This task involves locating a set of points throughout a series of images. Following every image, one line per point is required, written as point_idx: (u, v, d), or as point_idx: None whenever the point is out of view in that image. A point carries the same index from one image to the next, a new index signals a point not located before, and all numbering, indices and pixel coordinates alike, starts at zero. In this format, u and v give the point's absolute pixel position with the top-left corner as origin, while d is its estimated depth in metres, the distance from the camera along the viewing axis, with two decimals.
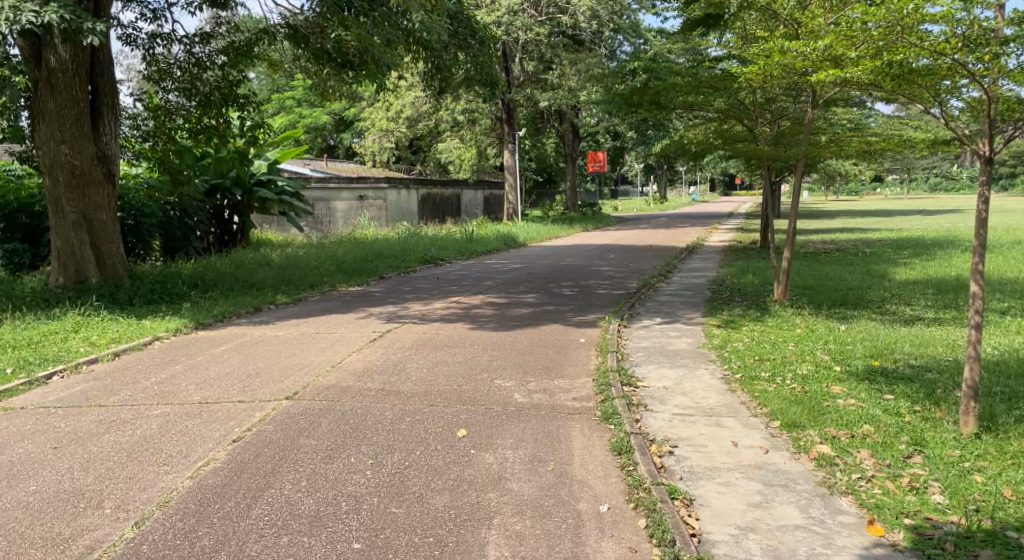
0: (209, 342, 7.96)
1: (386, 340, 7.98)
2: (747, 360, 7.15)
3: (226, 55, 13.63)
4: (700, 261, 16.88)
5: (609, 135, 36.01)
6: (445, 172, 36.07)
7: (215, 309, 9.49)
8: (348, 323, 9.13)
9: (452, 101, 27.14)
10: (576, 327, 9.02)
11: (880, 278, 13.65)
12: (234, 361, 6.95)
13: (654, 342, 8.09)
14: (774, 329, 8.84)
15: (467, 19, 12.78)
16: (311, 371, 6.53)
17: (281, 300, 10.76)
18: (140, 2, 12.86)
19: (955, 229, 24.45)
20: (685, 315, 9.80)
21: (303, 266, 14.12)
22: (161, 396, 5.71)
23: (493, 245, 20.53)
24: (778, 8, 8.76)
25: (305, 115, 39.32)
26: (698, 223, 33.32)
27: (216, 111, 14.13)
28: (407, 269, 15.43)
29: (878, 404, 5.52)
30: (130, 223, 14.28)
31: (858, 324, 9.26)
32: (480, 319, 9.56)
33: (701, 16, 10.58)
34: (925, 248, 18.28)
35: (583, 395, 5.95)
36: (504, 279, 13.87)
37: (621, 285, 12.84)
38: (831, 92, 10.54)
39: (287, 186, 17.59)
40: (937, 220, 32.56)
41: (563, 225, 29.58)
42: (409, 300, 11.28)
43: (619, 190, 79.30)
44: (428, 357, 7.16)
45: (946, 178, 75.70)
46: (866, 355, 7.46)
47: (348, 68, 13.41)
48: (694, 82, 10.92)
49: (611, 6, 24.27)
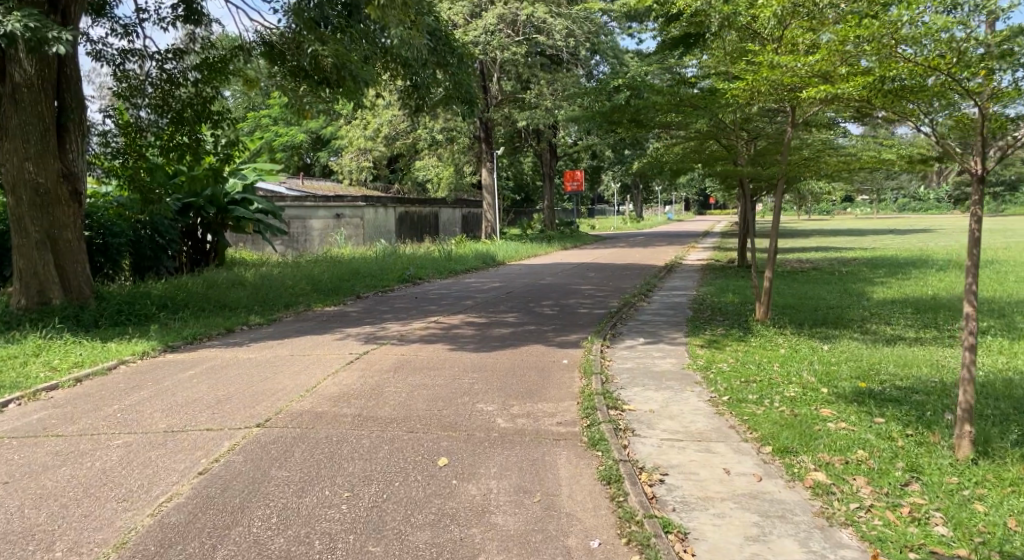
0: (178, 365, 7.68)
1: (363, 362, 7.74)
2: (733, 382, 7.00)
3: (200, 72, 13.39)
4: (680, 280, 16.83)
5: (586, 154, 36.11)
6: (423, 190, 35.92)
7: (184, 331, 9.21)
8: (324, 344, 8.88)
9: (431, 120, 27.08)
10: (557, 348, 8.85)
11: (859, 297, 13.64)
12: (204, 386, 6.68)
13: (638, 363, 7.94)
14: (758, 349, 8.72)
15: (446, 36, 12.66)
16: (284, 396, 6.28)
17: (254, 321, 10.48)
18: (111, 18, 12.63)
19: (929, 248, 24.70)
20: (668, 335, 9.66)
21: (278, 285, 13.83)
22: (123, 426, 5.43)
23: (471, 264, 20.35)
24: (760, 26, 8.71)
25: (281, 133, 39.07)
26: (675, 242, 33.40)
27: (189, 129, 13.87)
28: (385, 288, 15.20)
29: (869, 427, 5.38)
30: (98, 243, 13.90)
31: (841, 343, 9.17)
32: (459, 339, 9.36)
33: (679, 39, 10.40)
34: (901, 267, 18.38)
35: (568, 420, 5.76)
36: (483, 298, 13.68)
37: (602, 304, 12.71)
38: (812, 112, 10.45)
39: (263, 206, 17.25)
40: (910, 238, 32.89)
41: (541, 243, 29.50)
42: (387, 320, 11.05)
43: (596, 210, 79.71)
44: (406, 380, 6.94)
45: (916, 199, 76.94)
46: (852, 376, 7.35)
47: (326, 85, 13.17)
48: (674, 101, 10.85)
49: (587, 26, 24.24)
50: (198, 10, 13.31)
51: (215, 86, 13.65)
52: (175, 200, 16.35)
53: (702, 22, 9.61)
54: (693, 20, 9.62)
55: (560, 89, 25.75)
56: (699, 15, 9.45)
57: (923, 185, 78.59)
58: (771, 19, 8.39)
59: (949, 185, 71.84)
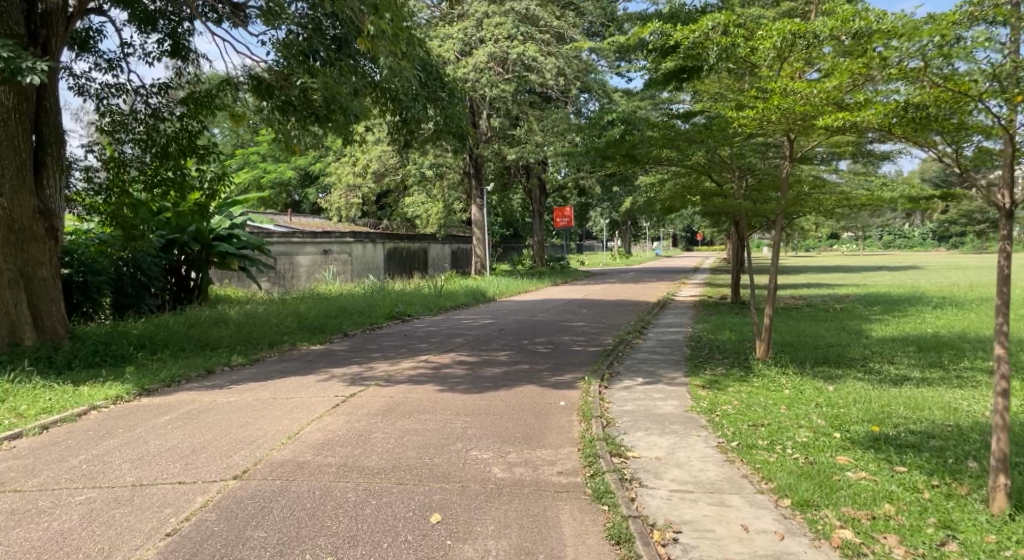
0: (153, 410, 7.26)
1: (351, 405, 7.36)
2: (740, 425, 6.66)
3: (185, 106, 13.16)
4: (675, 316, 16.53)
5: (575, 191, 36.07)
6: (412, 227, 35.67)
7: (162, 373, 8.80)
8: (309, 386, 8.47)
9: (420, 156, 26.96)
10: (553, 389, 8.48)
11: (858, 335, 13.35)
12: (178, 433, 6.28)
13: (638, 405, 7.58)
14: (762, 390, 8.39)
15: (436, 71, 12.50)
16: (265, 443, 5.89)
17: (236, 361, 10.07)
18: (95, 53, 12.41)
19: (922, 285, 24.54)
20: (667, 375, 9.32)
21: (263, 323, 13.44)
22: (88, 480, 5.03)
23: (462, 300, 20.02)
24: (758, 60, 8.45)
25: (270, 170, 38.86)
26: (666, 279, 33.22)
27: (174, 164, 13.60)
28: (373, 325, 14.82)
29: (891, 477, 5.05)
30: (78, 280, 13.49)
31: (846, 384, 8.86)
32: (451, 379, 8.98)
33: (673, 71, 10.19)
34: (896, 304, 18.17)
35: (569, 469, 5.40)
36: (475, 335, 13.32)
37: (597, 342, 12.38)
38: (812, 146, 10.23)
39: (249, 240, 16.92)
40: (899, 275, 32.85)
41: (532, 279, 29.21)
42: (375, 359, 10.66)
43: (584, 246, 79.82)
44: (396, 425, 6.56)
45: (901, 236, 77.49)
46: (863, 419, 7.02)
47: (316, 120, 12.91)
48: (669, 135, 10.65)
49: (576, 64, 24.34)
50: (186, 46, 13.18)
51: (201, 120, 13.42)
52: (158, 236, 15.98)
53: (700, 56, 9.04)
54: (689, 54, 9.06)
55: (550, 125, 25.68)
56: (698, 46, 8.79)
57: (908, 222, 79.26)
58: (770, 51, 8.16)
59: (934, 221, 72.43)
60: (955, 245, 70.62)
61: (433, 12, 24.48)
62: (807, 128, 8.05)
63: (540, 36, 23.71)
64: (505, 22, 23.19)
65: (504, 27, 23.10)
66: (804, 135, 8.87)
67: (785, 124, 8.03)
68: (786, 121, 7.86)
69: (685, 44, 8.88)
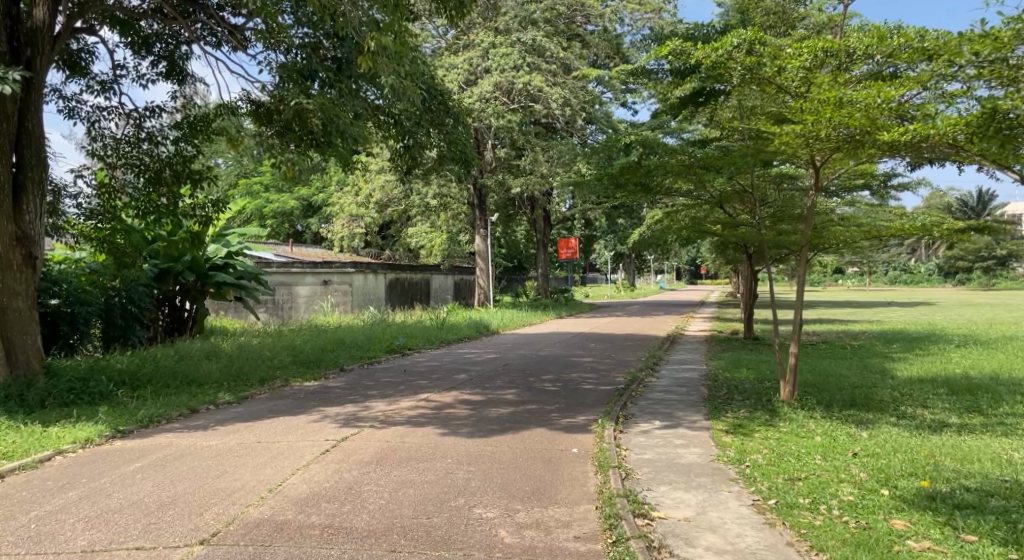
0: (124, 455, 6.61)
1: (342, 451, 6.70)
2: (774, 479, 5.97)
3: (179, 130, 12.65)
4: (686, 353, 15.84)
5: (581, 224, 35.57)
6: (415, 257, 35.09)
7: (140, 412, 8.16)
8: (299, 428, 7.80)
9: (424, 186, 26.53)
10: (564, 433, 7.79)
11: (882, 375, 12.66)
12: (148, 483, 5.64)
13: (659, 453, 6.88)
14: (791, 437, 7.71)
15: (440, 95, 12.02)
16: (241, 498, 5.24)
17: (222, 399, 9.40)
18: (88, 76, 11.90)
19: (939, 323, 23.84)
20: (686, 418, 8.63)
21: (255, 357, 12.75)
22: (33, 543, 4.41)
23: (464, 333, 19.36)
24: (786, 82, 7.87)
25: (273, 200, 38.41)
26: (674, 313, 32.58)
27: (169, 191, 13.03)
28: (371, 359, 14.15)
29: (961, 549, 4.39)
30: (66, 312, 12.88)
31: (881, 431, 8.17)
32: (453, 421, 8.30)
33: (694, 91, 9.69)
34: (916, 342, 17.51)
35: (587, 532, 4.74)
36: (479, 371, 12.64)
37: (608, 380, 11.69)
38: (839, 173, 9.65)
39: (246, 269, 16.28)
40: (911, 312, 32.23)
41: (536, 312, 28.56)
42: (372, 396, 9.98)
43: (588, 278, 79.15)
44: (390, 475, 5.88)
45: (907, 272, 76.91)
46: (910, 473, 6.33)
47: (316, 145, 12.34)
48: (685, 163, 10.04)
49: (582, 95, 23.96)
50: (182, 69, 12.66)
51: (197, 144, 12.90)
52: (152, 266, 15.34)
53: (720, 77, 8.49)
54: (711, 74, 8.40)
55: (556, 156, 25.31)
56: (719, 67, 8.15)
57: (914, 257, 78.75)
58: (799, 71, 7.64)
59: (940, 256, 71.83)
60: (961, 281, 70.11)
61: (441, 43, 24.47)
62: (857, 146, 7.42)
63: (546, 67, 23.34)
64: (511, 52, 22.76)
65: (510, 57, 22.63)
66: (837, 156, 8.29)
67: (826, 141, 7.46)
68: (835, 132, 7.27)
69: (705, 65, 8.24)
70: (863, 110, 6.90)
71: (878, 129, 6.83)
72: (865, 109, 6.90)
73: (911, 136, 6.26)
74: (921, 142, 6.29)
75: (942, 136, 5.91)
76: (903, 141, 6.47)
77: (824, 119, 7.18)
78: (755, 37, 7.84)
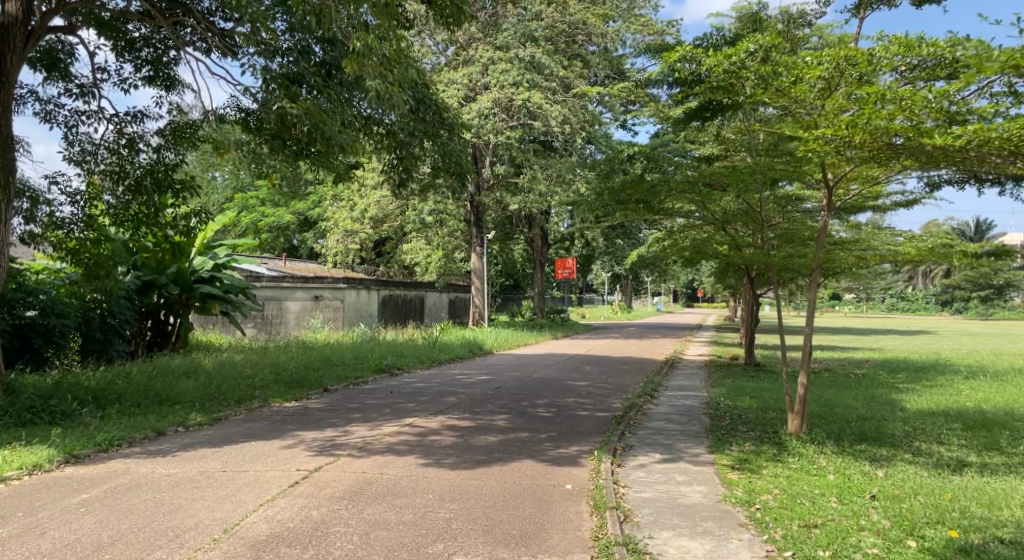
0: (72, 485, 6.07)
1: (313, 483, 6.10)
2: (788, 526, 5.40)
3: (163, 136, 12.12)
4: (686, 378, 15.26)
5: (579, 244, 35.09)
6: (410, 274, 34.52)
7: (99, 435, 7.61)
8: (270, 455, 7.24)
9: (420, 202, 26.07)
10: (556, 465, 7.23)
11: (890, 406, 12.14)
12: (90, 522, 5.11)
13: (659, 491, 6.32)
14: (801, 474, 7.17)
15: (437, 105, 11.46)
16: (189, 541, 4.72)
17: (193, 420, 8.83)
18: (66, 79, 11.38)
19: (943, 352, 23.37)
20: (687, 451, 8.09)
21: (235, 375, 12.16)
22: None
23: (457, 353, 18.79)
24: (803, 95, 7.36)
25: (268, 214, 37.70)
26: (672, 336, 32.03)
27: (149, 200, 12.46)
28: (358, 379, 13.59)
29: None
30: (41, 324, 12.26)
31: (897, 470, 7.63)
32: (437, 449, 7.74)
33: (702, 105, 9.18)
34: (922, 372, 16.99)
35: None
36: (469, 394, 12.06)
37: (604, 406, 11.11)
38: (849, 193, 9.26)
39: (233, 283, 15.73)
40: (913, 340, 31.80)
41: (532, 332, 28.01)
42: (354, 420, 9.41)
43: (585, 299, 78.58)
44: (363, 513, 5.33)
45: (905, 300, 76.54)
46: (935, 519, 5.80)
47: (305, 153, 11.87)
48: (689, 180, 9.58)
49: (583, 113, 23.54)
50: (168, 75, 12.01)
51: (181, 152, 12.38)
52: (133, 277, 14.70)
53: (732, 87, 7.95)
54: (720, 83, 7.95)
55: (555, 174, 24.87)
56: (730, 74, 7.78)
57: (911, 284, 78.41)
58: (816, 82, 7.17)
59: (938, 283, 71.53)
60: (959, 309, 69.81)
61: (441, 59, 24.08)
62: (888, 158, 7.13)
63: (546, 84, 22.86)
64: (510, 69, 22.32)
65: (510, 74, 22.26)
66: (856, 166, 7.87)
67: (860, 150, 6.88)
68: (875, 141, 6.74)
69: (715, 72, 7.81)
70: (908, 112, 6.45)
71: (923, 134, 6.35)
72: (907, 112, 6.49)
73: (965, 138, 5.96)
74: (975, 148, 6.05)
75: (1001, 137, 5.83)
76: (951, 146, 6.17)
77: (859, 120, 6.57)
78: (771, 44, 7.43)
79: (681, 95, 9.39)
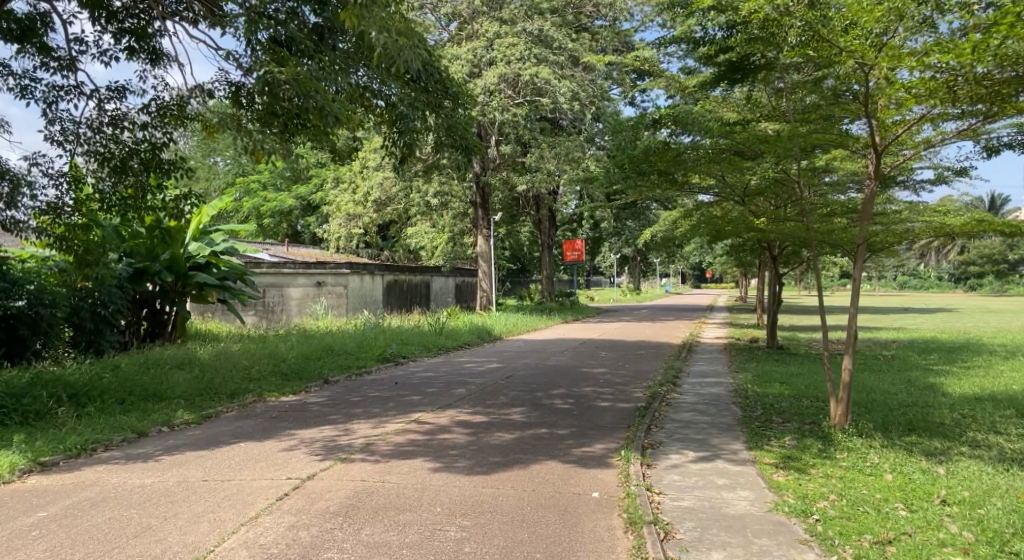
0: (31, 500, 5.33)
1: (304, 496, 5.34)
2: (858, 544, 4.61)
3: (151, 114, 11.09)
4: (707, 363, 14.44)
5: (588, 226, 34.19)
6: (416, 258, 33.67)
7: (72, 438, 6.86)
8: (260, 459, 6.48)
9: (425, 183, 25.15)
10: (580, 467, 6.45)
11: (930, 391, 11.28)
12: (39, 549, 4.38)
13: (700, 499, 5.54)
14: (856, 474, 6.38)
15: (440, 73, 10.56)
16: None
17: (179, 419, 8.05)
18: (43, 51, 10.57)
19: (968, 331, 22.45)
20: (723, 448, 7.30)
21: (231, 367, 11.37)
22: None
23: (465, 339, 18.03)
24: (859, 36, 6.66)
25: (271, 198, 36.53)
26: (685, 318, 31.16)
27: (139, 185, 11.40)
28: (361, 369, 12.81)
29: None
30: (27, 315, 11.47)
31: (961, 466, 6.82)
32: (446, 449, 6.96)
33: (740, 59, 8.24)
34: (954, 353, 16.13)
35: None
36: (480, 384, 11.27)
37: (625, 396, 10.34)
38: (898, 157, 8.43)
39: (231, 270, 14.89)
40: (933, 318, 30.95)
41: (541, 316, 27.15)
42: (355, 416, 8.63)
43: (593, 281, 77.53)
44: (360, 534, 4.58)
45: (917, 278, 75.39)
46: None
47: (302, 127, 10.92)
48: (719, 148, 8.78)
49: (591, 89, 22.56)
50: (154, 49, 11.13)
51: (171, 132, 11.35)
52: (126, 265, 13.90)
53: (774, 38, 7.23)
54: (762, 32, 7.20)
55: (564, 152, 23.97)
56: (773, 21, 7.00)
57: (924, 262, 77.16)
58: (874, 29, 6.51)
59: (952, 259, 70.29)
60: (971, 287, 68.70)
61: (444, 35, 23.07)
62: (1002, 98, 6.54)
63: (554, 58, 21.90)
64: (517, 43, 21.40)
65: (516, 48, 21.31)
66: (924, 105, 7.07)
67: (972, 84, 6.41)
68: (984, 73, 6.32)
69: (755, 18, 7.01)
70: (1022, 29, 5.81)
71: None
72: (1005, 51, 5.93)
73: None
74: None
75: None
76: None
77: (984, 46, 5.91)
78: None
79: (719, 45, 8.60)
